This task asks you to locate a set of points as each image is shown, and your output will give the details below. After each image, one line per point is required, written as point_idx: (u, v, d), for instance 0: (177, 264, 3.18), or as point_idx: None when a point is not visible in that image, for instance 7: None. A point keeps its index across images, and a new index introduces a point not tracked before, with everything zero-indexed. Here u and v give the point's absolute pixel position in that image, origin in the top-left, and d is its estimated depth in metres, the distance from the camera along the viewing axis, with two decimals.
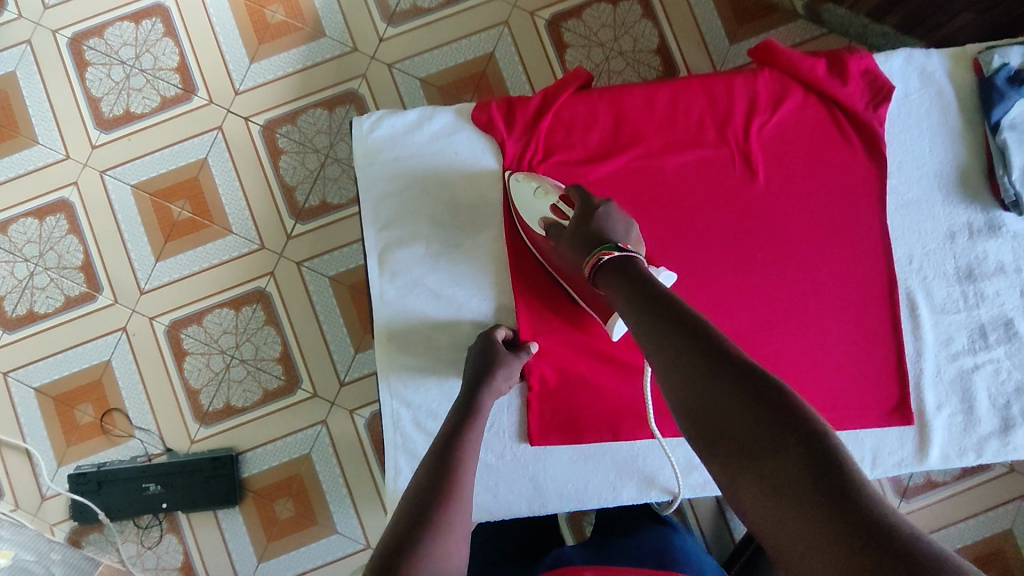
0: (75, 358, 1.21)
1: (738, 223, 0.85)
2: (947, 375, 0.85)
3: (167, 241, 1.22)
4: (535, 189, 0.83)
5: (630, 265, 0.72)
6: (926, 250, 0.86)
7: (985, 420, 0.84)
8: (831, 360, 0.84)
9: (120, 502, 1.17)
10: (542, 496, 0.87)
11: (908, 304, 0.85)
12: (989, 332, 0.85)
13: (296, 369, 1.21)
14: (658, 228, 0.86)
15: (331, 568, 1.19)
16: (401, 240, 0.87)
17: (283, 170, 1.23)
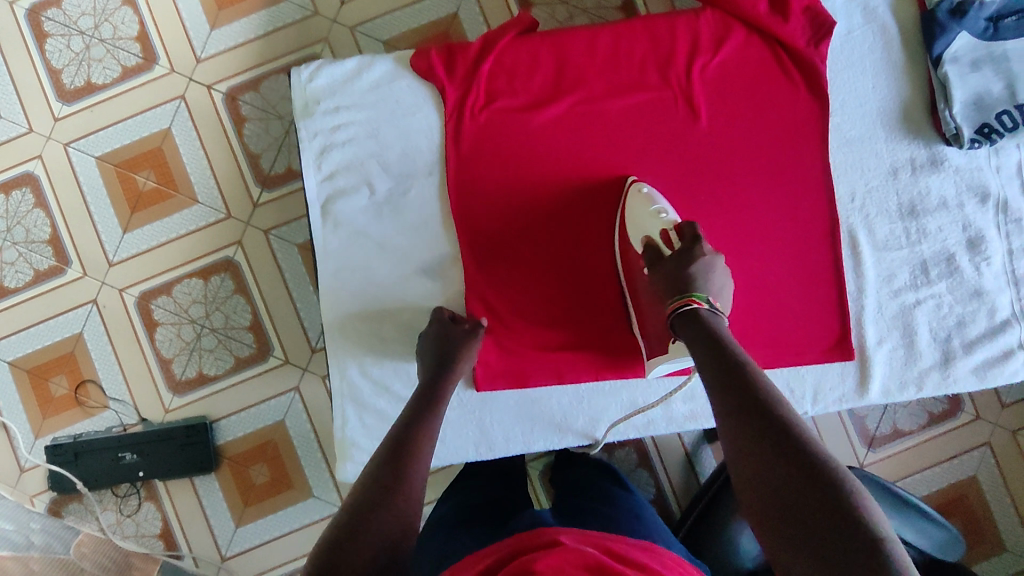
0: (47, 331, 1.21)
1: (685, 164, 0.91)
2: (889, 310, 0.92)
3: (134, 212, 1.22)
4: (652, 210, 0.85)
5: (711, 326, 0.74)
6: (869, 188, 0.93)
7: (926, 352, 0.92)
8: (774, 297, 0.92)
9: (96, 473, 1.18)
10: (490, 440, 0.91)
11: (850, 241, 0.92)
12: (931, 267, 0.93)
13: (267, 337, 1.22)
14: (604, 172, 0.91)
15: (309, 530, 1.21)
16: (344, 190, 0.89)
17: (247, 137, 1.23)
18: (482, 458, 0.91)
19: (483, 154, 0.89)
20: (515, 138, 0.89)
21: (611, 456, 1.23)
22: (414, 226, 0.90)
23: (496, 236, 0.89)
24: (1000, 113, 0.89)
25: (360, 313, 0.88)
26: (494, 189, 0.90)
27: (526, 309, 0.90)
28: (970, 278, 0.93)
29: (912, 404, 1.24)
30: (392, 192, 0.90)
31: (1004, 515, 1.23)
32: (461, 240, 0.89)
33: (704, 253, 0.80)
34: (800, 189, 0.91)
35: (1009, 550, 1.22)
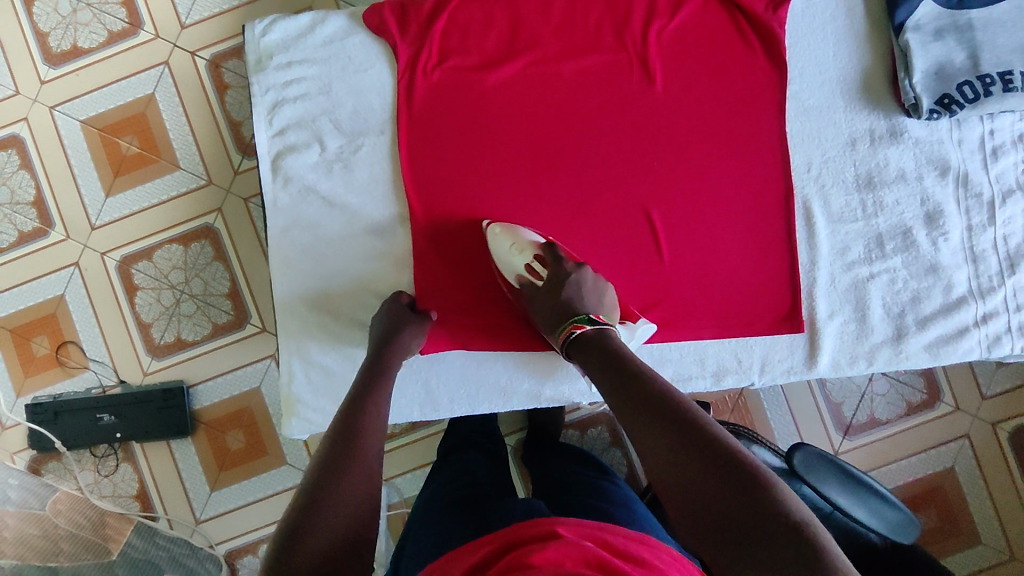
0: (30, 292, 1.23)
1: (638, 128, 0.91)
2: (842, 284, 0.91)
3: (116, 176, 1.23)
4: (510, 246, 0.86)
5: (603, 341, 0.77)
6: (826, 158, 0.92)
7: (878, 328, 0.91)
8: (724, 266, 0.91)
9: (76, 432, 1.19)
10: (434, 401, 0.90)
11: (804, 211, 0.92)
12: (887, 242, 0.92)
13: (244, 305, 1.22)
14: (554, 135, 0.91)
15: (283, 496, 1.22)
16: (305, 151, 0.89)
17: (229, 105, 1.23)
18: (426, 418, 0.91)
19: (436, 111, 0.89)
20: (465, 97, 0.89)
21: (583, 435, 1.23)
22: (380, 190, 0.89)
23: (443, 197, 0.90)
24: (962, 83, 0.87)
25: (324, 277, 0.88)
26: (442, 147, 0.89)
27: (473, 270, 0.90)
28: (927, 253, 0.91)
29: (891, 393, 1.23)
30: (342, 150, 0.89)
31: (980, 508, 1.21)
32: (411, 199, 0.89)
33: (571, 273, 0.84)
34: (753, 157, 0.91)
35: (984, 543, 1.21)
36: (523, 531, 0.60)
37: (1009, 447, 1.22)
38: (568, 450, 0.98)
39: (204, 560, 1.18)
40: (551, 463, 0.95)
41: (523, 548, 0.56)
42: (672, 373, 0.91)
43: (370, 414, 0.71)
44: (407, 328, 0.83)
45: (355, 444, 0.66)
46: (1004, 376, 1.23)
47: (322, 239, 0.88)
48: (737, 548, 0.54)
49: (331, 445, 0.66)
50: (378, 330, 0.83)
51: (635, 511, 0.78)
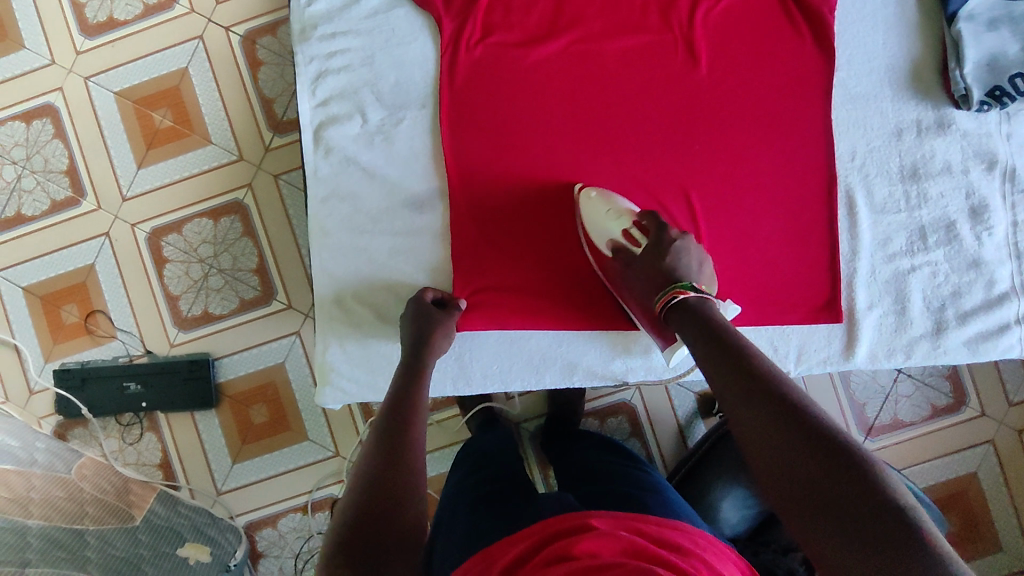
0: (61, 260, 1.24)
1: (683, 110, 0.90)
2: (881, 276, 0.90)
3: (149, 149, 1.24)
4: (607, 210, 0.85)
5: (701, 310, 0.74)
6: (870, 147, 0.91)
7: (918, 321, 0.90)
8: (764, 253, 0.90)
9: (103, 399, 1.21)
10: (466, 376, 0.90)
11: (846, 201, 0.91)
12: (929, 235, 0.91)
13: (272, 281, 1.23)
14: (595, 116, 0.90)
15: (304, 472, 1.23)
16: (342, 126, 0.89)
17: (262, 81, 1.24)
18: (459, 393, 0.91)
19: (476, 87, 0.89)
20: (509, 73, 0.89)
21: (602, 425, 1.23)
22: (415, 167, 0.90)
23: (483, 174, 0.89)
24: (1014, 75, 0.87)
25: (356, 253, 0.89)
26: (484, 123, 0.89)
27: (510, 247, 0.90)
28: (970, 248, 0.91)
29: (916, 395, 1.22)
30: (383, 123, 0.90)
31: (1002, 514, 1.20)
32: (450, 175, 0.89)
33: (673, 239, 0.82)
34: (797, 143, 0.91)
35: (1003, 550, 1.20)
36: (557, 523, 0.60)
37: None
38: (594, 437, 0.99)
39: (224, 530, 1.19)
40: (579, 451, 0.95)
41: (565, 539, 0.57)
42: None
43: (416, 414, 0.72)
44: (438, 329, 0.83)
45: (402, 442, 0.67)
46: None
47: (355, 215, 0.89)
48: (822, 517, 0.53)
49: (376, 447, 0.66)
50: (410, 332, 0.82)
51: (668, 498, 0.78)
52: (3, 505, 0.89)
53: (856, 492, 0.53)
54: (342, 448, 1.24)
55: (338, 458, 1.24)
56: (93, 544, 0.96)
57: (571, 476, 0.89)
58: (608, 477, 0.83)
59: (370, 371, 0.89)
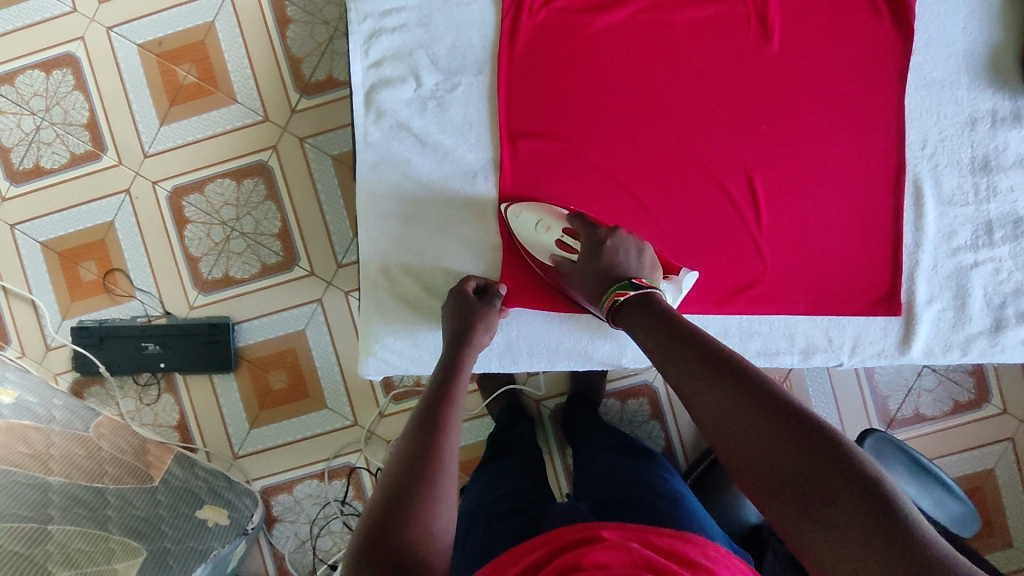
0: (80, 216, 1.22)
1: (750, 88, 0.88)
2: (944, 270, 0.89)
3: (172, 105, 1.21)
4: (536, 225, 0.84)
5: (647, 301, 0.76)
6: (942, 136, 0.88)
7: (977, 318, 0.88)
8: (825, 241, 0.89)
9: (122, 360, 1.20)
10: (513, 353, 0.89)
11: (913, 191, 0.89)
12: (996, 229, 0.88)
13: (294, 247, 1.21)
14: (658, 91, 0.88)
15: (322, 439, 1.23)
16: (384, 91, 0.86)
17: (290, 40, 1.20)
18: (504, 370, 0.90)
19: (538, 56, 0.86)
20: (572, 42, 0.86)
21: (623, 407, 1.23)
22: (459, 136, 0.87)
23: (539, 146, 0.87)
24: None
25: (393, 221, 0.87)
26: (544, 93, 0.87)
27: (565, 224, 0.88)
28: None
29: (939, 390, 1.21)
30: (438, 88, 0.87)
31: (1016, 512, 1.20)
32: (504, 148, 0.87)
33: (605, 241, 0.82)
34: (867, 128, 0.88)
35: (1015, 548, 1.20)
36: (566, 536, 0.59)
37: None
38: (612, 433, 0.96)
39: (241, 493, 1.18)
40: (591, 453, 0.92)
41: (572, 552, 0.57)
42: (759, 347, 0.89)
43: (451, 411, 0.69)
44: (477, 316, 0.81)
45: (439, 435, 0.65)
46: None
47: (394, 184, 0.87)
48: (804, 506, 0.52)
49: (416, 439, 0.65)
50: (451, 323, 0.81)
51: (688, 506, 0.75)
52: (23, 461, 0.88)
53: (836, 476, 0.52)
54: (360, 417, 1.23)
55: (356, 428, 1.23)
56: (113, 503, 0.96)
57: (587, 479, 0.86)
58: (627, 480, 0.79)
59: (414, 345, 0.87)
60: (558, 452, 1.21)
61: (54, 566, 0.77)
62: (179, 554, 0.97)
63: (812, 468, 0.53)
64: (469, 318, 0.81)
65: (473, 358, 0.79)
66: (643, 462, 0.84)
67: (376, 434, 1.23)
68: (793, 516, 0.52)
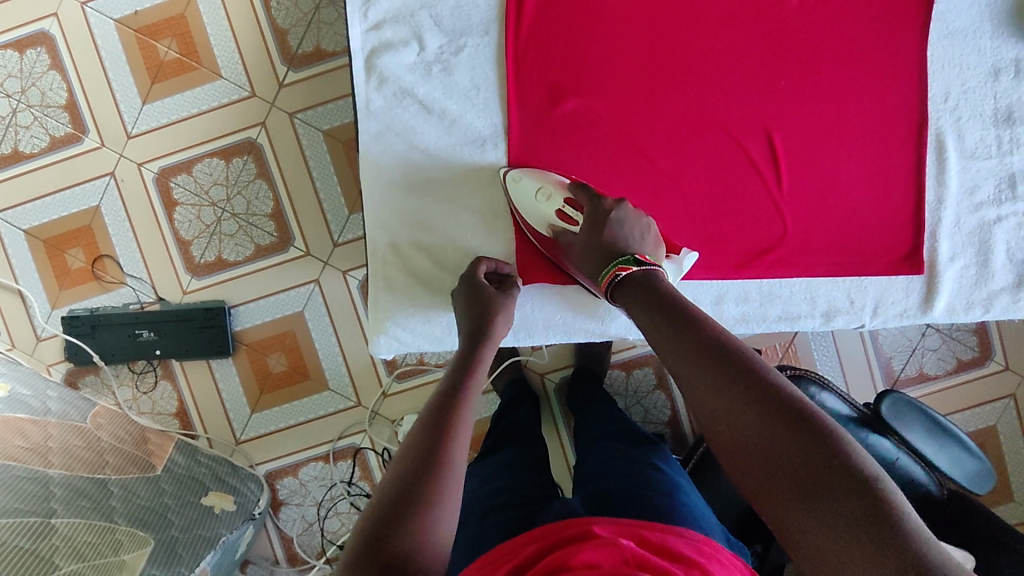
0: (63, 201, 1.18)
1: (768, 44, 0.85)
2: (967, 226, 0.87)
3: (154, 82, 1.17)
4: (536, 192, 0.81)
5: (649, 283, 0.73)
6: (965, 89, 0.87)
7: (999, 274, 0.88)
8: (846, 200, 0.87)
9: (117, 349, 1.17)
10: (528, 326, 0.88)
11: (936, 145, 0.87)
12: (1018, 183, 0.87)
13: (288, 227, 1.18)
14: (676, 48, 0.85)
15: (324, 422, 1.21)
16: (379, 59, 0.82)
17: (274, 10, 1.16)
18: (518, 343, 0.88)
19: (550, 14, 0.83)
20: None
21: (628, 377, 1.22)
22: (461, 104, 0.84)
23: (552, 110, 0.84)
24: None
25: (399, 194, 0.84)
26: (558, 54, 0.84)
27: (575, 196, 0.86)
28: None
29: (942, 349, 1.21)
30: (443, 50, 0.84)
31: (1019, 467, 1.21)
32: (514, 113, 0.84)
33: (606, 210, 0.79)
34: (888, 82, 0.86)
35: (1017, 502, 1.21)
36: (558, 532, 0.59)
37: None
38: (614, 419, 0.94)
39: (246, 479, 1.17)
40: (588, 444, 0.91)
41: (560, 551, 0.55)
42: (780, 311, 0.89)
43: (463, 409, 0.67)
44: (491, 309, 0.78)
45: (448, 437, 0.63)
46: None
47: (398, 157, 0.84)
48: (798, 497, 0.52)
49: (424, 438, 0.63)
50: (467, 313, 0.79)
51: (685, 504, 0.74)
52: (21, 455, 0.85)
53: (833, 470, 0.51)
54: (363, 398, 1.21)
55: (359, 409, 1.21)
56: (117, 493, 0.94)
57: (583, 470, 0.85)
58: (624, 472, 0.78)
59: (427, 320, 0.85)
60: (565, 428, 1.20)
61: (61, 560, 0.75)
62: (188, 541, 0.96)
63: (808, 462, 0.53)
64: (484, 312, 0.78)
65: (491, 350, 0.77)
66: (641, 454, 0.82)
67: (380, 414, 1.22)
68: (787, 507, 0.52)
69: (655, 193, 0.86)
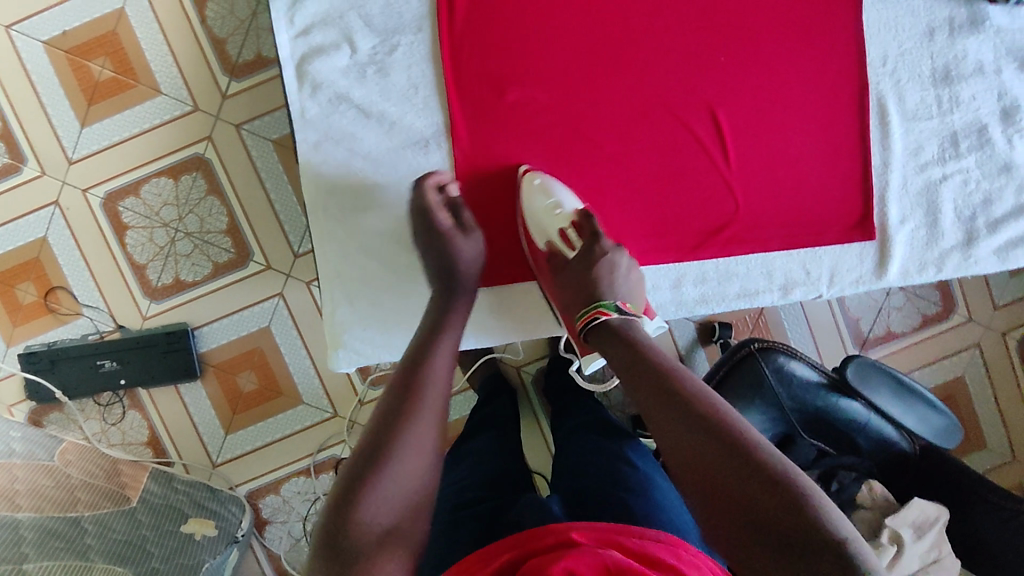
0: (8, 235, 1.14)
1: (705, 21, 0.85)
2: (914, 187, 0.89)
3: (91, 104, 1.13)
4: (550, 207, 0.81)
5: (620, 331, 0.73)
6: (902, 50, 0.87)
7: (949, 233, 0.89)
8: (795, 172, 0.87)
9: (80, 382, 1.14)
10: (489, 328, 0.87)
11: (878, 109, 0.88)
12: (961, 140, 0.89)
13: (245, 241, 1.15)
14: (614, 33, 0.84)
15: (302, 436, 1.19)
16: (316, 64, 0.80)
17: (210, 20, 1.12)
18: (481, 346, 0.88)
19: (484, 7, 0.81)
20: None
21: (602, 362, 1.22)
22: (403, 105, 0.82)
23: (493, 106, 0.83)
24: None
25: (350, 202, 0.82)
26: (495, 47, 0.82)
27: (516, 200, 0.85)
28: (1002, 152, 0.89)
29: (907, 307, 1.22)
30: (376, 51, 0.82)
31: (988, 415, 1.24)
32: (456, 111, 0.82)
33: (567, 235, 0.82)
34: (826, 51, 0.86)
35: (989, 448, 1.24)
36: (536, 539, 0.58)
37: (1017, 354, 1.24)
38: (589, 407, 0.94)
39: (226, 501, 1.14)
40: (564, 440, 0.91)
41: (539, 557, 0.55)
42: (738, 288, 0.89)
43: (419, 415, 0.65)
44: (462, 290, 0.78)
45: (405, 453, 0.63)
46: (1015, 285, 1.23)
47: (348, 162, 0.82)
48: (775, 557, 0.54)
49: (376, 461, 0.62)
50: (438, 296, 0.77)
51: (660, 504, 0.74)
52: None
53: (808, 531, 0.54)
54: (339, 408, 1.20)
55: (336, 419, 1.20)
56: (91, 530, 0.92)
57: (559, 472, 0.84)
58: (599, 479, 0.78)
59: (385, 331, 0.84)
60: (545, 418, 1.20)
61: None
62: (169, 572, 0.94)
63: (783, 524, 0.55)
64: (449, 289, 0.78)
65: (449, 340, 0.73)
66: (619, 451, 0.83)
67: (358, 423, 1.20)
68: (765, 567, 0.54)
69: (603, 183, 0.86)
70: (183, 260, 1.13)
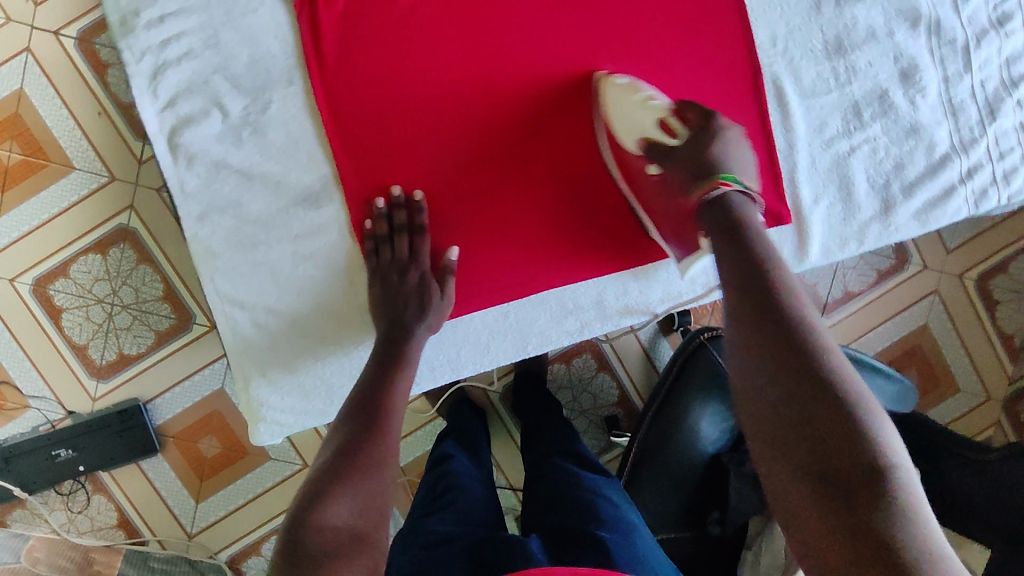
0: None
1: (579, 31, 0.80)
2: (823, 163, 0.83)
3: (4, 191, 1.09)
4: (642, 99, 0.73)
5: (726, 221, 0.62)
6: (790, 28, 0.82)
7: (866, 203, 0.83)
8: None
9: (36, 476, 1.09)
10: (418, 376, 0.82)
11: (774, 91, 0.82)
12: (864, 109, 0.83)
13: (186, 304, 1.12)
14: (482, 59, 0.78)
15: (273, 493, 1.17)
16: (204, 124, 0.75)
17: (113, 86, 1.09)
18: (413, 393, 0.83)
19: (340, 56, 0.76)
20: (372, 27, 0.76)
21: (568, 368, 1.18)
22: (297, 156, 0.77)
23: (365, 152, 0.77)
24: None
25: (250, 266, 0.76)
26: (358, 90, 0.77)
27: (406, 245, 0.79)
28: (906, 114, 0.83)
29: (861, 265, 1.21)
30: (249, 111, 0.76)
31: (957, 359, 1.23)
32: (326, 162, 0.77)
33: (423, 284, 0.75)
34: (712, 39, 0.81)
35: (962, 391, 1.23)
36: None
37: (977, 294, 1.22)
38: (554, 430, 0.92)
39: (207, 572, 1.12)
40: (539, 471, 0.87)
41: None
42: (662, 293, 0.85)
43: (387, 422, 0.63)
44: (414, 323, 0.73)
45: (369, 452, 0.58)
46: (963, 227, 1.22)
47: (247, 224, 0.76)
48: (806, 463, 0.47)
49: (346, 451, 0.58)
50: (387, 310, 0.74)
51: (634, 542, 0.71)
52: None
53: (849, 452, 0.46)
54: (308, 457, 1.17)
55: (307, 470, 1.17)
56: None
57: (533, 505, 0.82)
58: (567, 513, 0.75)
59: (304, 397, 0.78)
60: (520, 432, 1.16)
61: None
62: None
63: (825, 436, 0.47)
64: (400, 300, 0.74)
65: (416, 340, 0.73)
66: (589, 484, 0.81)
67: None
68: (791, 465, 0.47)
69: (479, 210, 0.79)
70: (122, 335, 1.10)
